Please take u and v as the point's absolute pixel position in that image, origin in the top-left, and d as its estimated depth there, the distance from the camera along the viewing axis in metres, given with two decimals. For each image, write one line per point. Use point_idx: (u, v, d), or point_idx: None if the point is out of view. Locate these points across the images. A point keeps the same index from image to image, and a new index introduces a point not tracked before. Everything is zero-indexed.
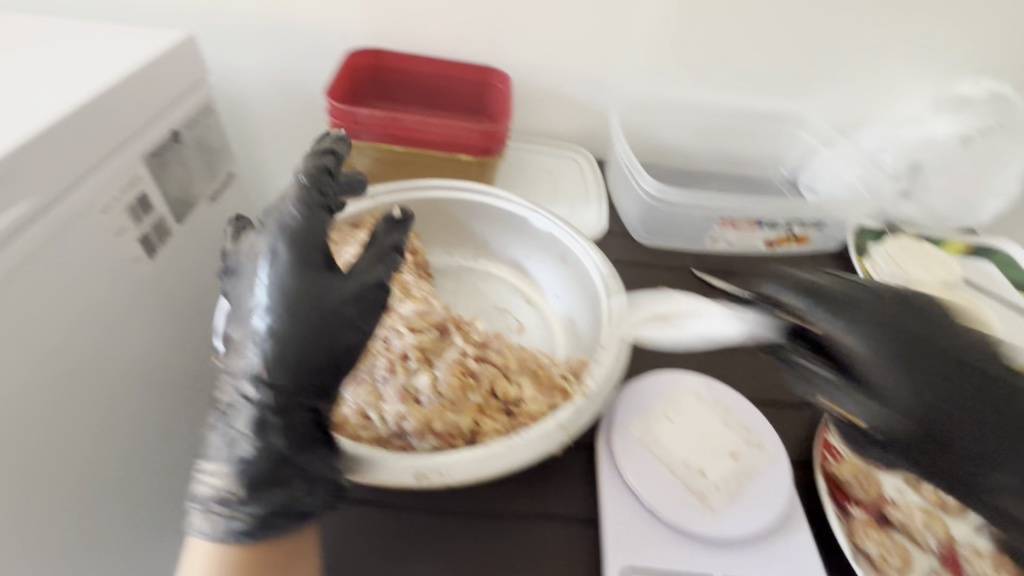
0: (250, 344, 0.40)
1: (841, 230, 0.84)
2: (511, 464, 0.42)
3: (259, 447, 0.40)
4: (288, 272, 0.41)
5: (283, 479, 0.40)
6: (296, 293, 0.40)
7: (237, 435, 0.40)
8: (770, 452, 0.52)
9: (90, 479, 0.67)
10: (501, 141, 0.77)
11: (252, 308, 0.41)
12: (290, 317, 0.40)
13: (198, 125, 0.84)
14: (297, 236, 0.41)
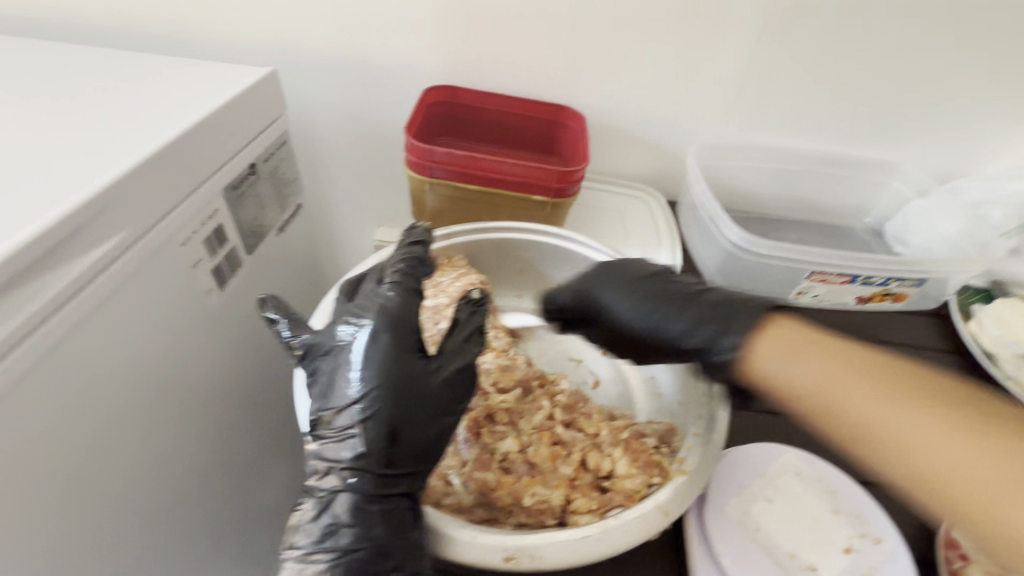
0: (347, 431, 0.40)
1: (943, 288, 0.77)
2: (609, 550, 0.38)
3: (357, 530, 0.40)
4: (386, 351, 0.41)
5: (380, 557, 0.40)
6: (394, 371, 0.41)
7: (335, 517, 0.40)
8: (889, 549, 0.46)
9: (152, 512, 0.66)
10: (576, 182, 0.75)
11: (343, 387, 0.41)
12: (388, 401, 0.40)
13: (275, 157, 0.85)
14: (395, 318, 0.43)
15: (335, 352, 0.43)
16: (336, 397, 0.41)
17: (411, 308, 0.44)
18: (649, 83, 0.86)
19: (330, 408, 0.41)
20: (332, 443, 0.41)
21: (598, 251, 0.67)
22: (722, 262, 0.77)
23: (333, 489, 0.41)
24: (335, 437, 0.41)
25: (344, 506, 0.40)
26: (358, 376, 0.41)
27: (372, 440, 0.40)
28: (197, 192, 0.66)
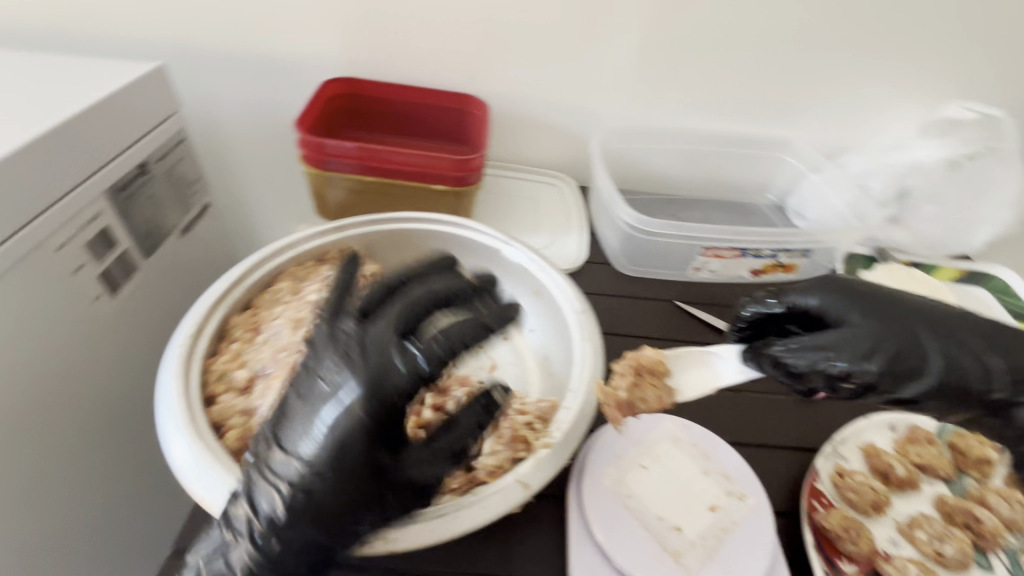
0: (280, 491, 0.36)
1: (831, 258, 0.81)
2: (466, 528, 0.40)
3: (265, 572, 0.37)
4: (343, 417, 0.36)
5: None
6: (337, 450, 0.36)
7: (253, 549, 0.37)
8: (751, 504, 0.49)
9: (42, 531, 0.63)
10: (476, 170, 0.75)
11: (295, 444, 0.37)
12: (330, 484, 0.36)
13: (170, 156, 0.82)
14: (370, 391, 0.35)
15: (306, 392, 0.38)
16: (288, 440, 0.37)
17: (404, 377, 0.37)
18: (552, 70, 0.87)
19: (280, 445, 0.38)
20: (273, 488, 0.37)
21: (492, 237, 0.67)
22: (624, 243, 0.80)
23: (246, 529, 0.37)
24: (271, 480, 0.37)
25: (270, 547, 0.37)
26: (314, 435, 0.36)
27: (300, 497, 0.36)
28: (71, 195, 0.63)
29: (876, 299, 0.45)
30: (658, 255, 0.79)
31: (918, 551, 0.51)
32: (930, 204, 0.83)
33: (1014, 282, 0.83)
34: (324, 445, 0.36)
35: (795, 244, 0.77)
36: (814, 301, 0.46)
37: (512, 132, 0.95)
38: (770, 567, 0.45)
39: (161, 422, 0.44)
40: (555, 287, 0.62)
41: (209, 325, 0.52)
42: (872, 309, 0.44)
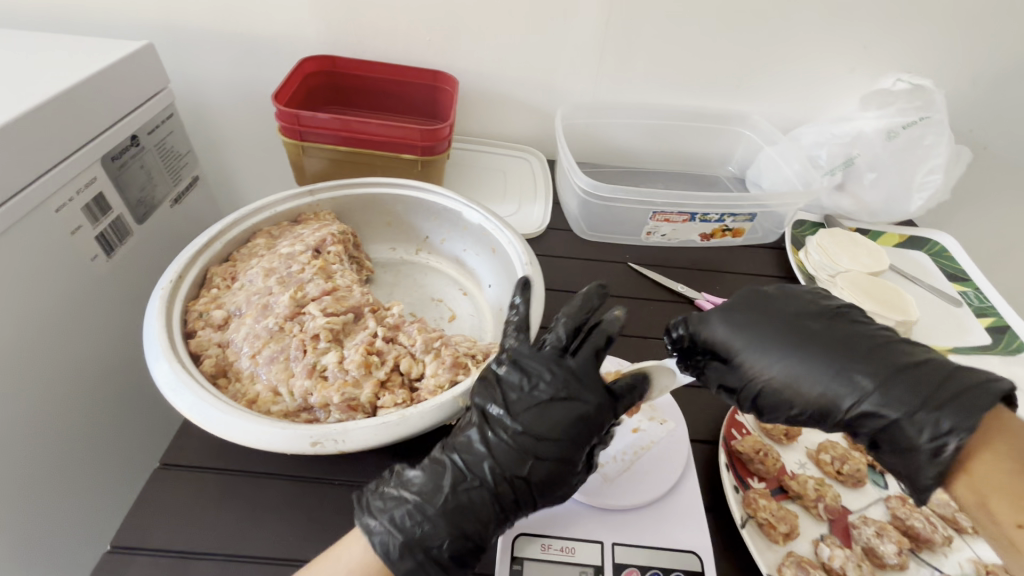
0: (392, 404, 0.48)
1: (778, 223, 0.87)
2: (406, 431, 0.45)
3: (439, 522, 0.41)
4: (548, 402, 0.44)
5: (467, 541, 0.42)
6: (564, 427, 0.44)
7: (438, 483, 0.43)
8: (670, 428, 0.55)
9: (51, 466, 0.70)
10: (443, 140, 0.80)
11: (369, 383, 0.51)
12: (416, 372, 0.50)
13: (160, 130, 0.87)
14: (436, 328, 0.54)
15: (540, 383, 0.45)
16: (521, 415, 0.44)
17: (580, 394, 0.45)
18: (519, 48, 0.92)
19: (506, 412, 0.45)
20: (498, 440, 0.44)
21: (454, 200, 0.73)
22: (581, 209, 0.85)
23: (479, 478, 0.43)
24: (501, 438, 0.44)
25: (479, 498, 0.43)
26: (547, 403, 0.44)
27: (540, 446, 0.44)
28: (68, 160, 0.68)
29: (784, 322, 0.51)
30: (614, 219, 0.85)
31: (819, 471, 0.57)
32: (873, 173, 0.88)
33: (951, 246, 0.88)
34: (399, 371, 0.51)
35: (741, 209, 0.82)
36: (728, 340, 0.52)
37: (483, 109, 1.01)
38: (680, 478, 0.51)
39: (147, 347, 0.50)
40: (507, 243, 0.68)
41: (192, 272, 0.59)
42: (771, 336, 0.50)
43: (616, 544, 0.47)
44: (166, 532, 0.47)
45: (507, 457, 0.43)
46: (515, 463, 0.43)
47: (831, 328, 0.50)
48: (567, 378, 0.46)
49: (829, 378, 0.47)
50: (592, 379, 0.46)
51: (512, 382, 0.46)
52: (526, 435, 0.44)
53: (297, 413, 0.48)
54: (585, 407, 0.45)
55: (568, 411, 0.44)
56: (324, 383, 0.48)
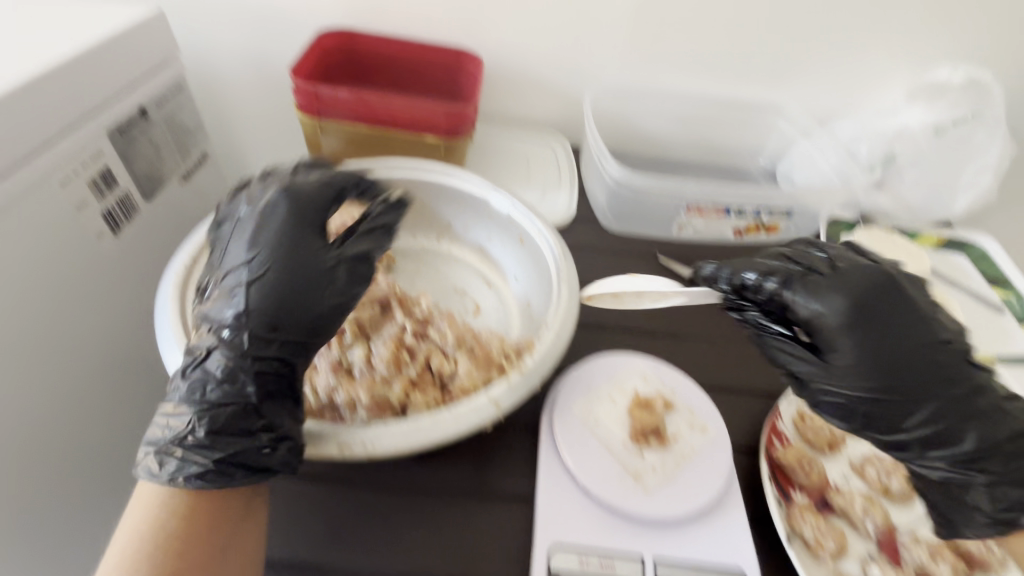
0: (230, 305, 0.42)
1: (812, 221, 0.83)
2: (436, 436, 0.42)
3: (217, 402, 0.40)
4: (263, 251, 0.44)
5: (244, 421, 0.40)
6: (285, 266, 0.43)
7: (200, 386, 0.40)
8: (711, 436, 0.52)
9: (55, 452, 0.67)
10: (468, 122, 0.76)
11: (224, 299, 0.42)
12: (267, 291, 0.42)
13: (169, 103, 0.83)
14: (295, 265, 0.43)
15: (249, 234, 0.45)
16: (243, 266, 0.44)
17: (858, 275, 0.48)
18: (548, 28, 0.88)
19: (233, 276, 0.44)
20: (219, 318, 0.42)
21: (480, 186, 0.70)
22: (610, 199, 0.82)
23: (210, 358, 0.41)
24: (230, 310, 0.42)
25: (212, 380, 0.40)
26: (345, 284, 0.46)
27: (271, 307, 0.42)
28: (73, 131, 0.64)
29: (894, 306, 0.47)
30: (643, 211, 0.81)
31: (867, 485, 0.54)
32: (914, 171, 0.84)
33: (993, 251, 0.85)
34: (255, 292, 0.42)
35: (777, 204, 0.79)
36: (817, 301, 0.47)
37: (506, 91, 0.96)
38: (723, 490, 0.49)
39: (160, 336, 0.47)
40: (537, 234, 0.64)
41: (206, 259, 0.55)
42: (872, 356, 0.46)
43: (657, 560, 0.44)
44: None
45: (812, 313, 0.47)
46: (842, 331, 0.46)
47: (926, 348, 0.47)
48: (854, 302, 0.47)
49: (883, 408, 0.47)
50: (305, 224, 0.45)
51: (246, 236, 0.45)
52: (258, 294, 0.42)
53: (320, 412, 0.45)
54: (868, 309, 0.47)
55: (892, 300, 0.47)
56: (350, 380, 0.45)
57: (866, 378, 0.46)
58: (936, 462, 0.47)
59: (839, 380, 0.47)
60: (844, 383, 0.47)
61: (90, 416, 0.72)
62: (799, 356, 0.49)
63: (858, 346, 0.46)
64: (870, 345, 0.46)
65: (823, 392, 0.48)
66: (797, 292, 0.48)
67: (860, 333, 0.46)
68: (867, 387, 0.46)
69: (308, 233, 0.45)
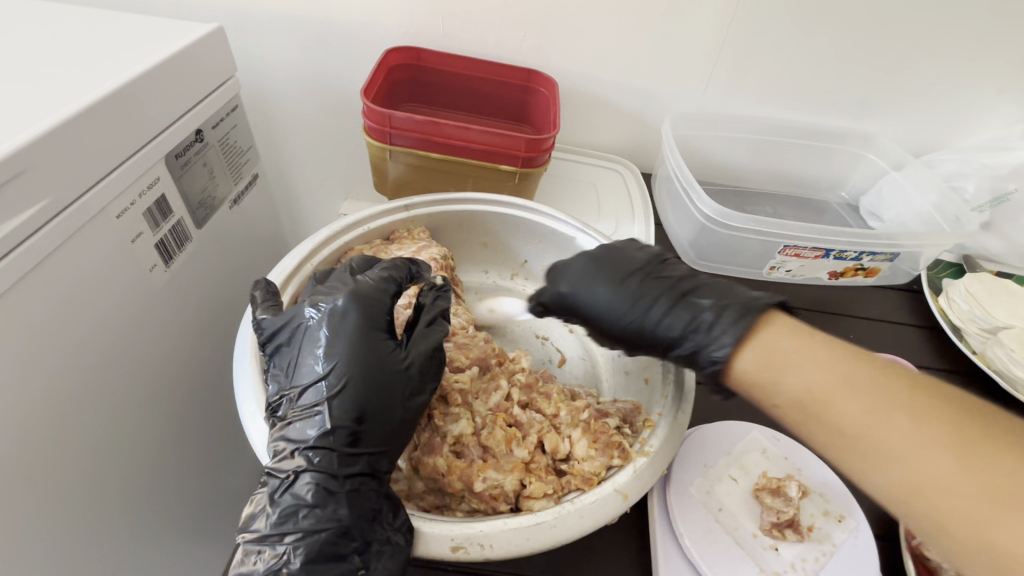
0: (312, 391, 0.37)
1: (914, 261, 0.76)
2: (562, 537, 0.36)
3: (312, 530, 0.33)
4: (333, 342, 0.38)
5: (346, 545, 0.34)
6: (362, 356, 0.37)
7: (283, 507, 0.34)
8: (851, 527, 0.45)
9: (110, 501, 0.63)
10: (545, 152, 0.71)
11: (308, 374, 0.37)
12: (351, 361, 0.37)
13: (224, 124, 0.79)
14: (365, 305, 0.39)
15: (314, 326, 0.39)
16: (313, 361, 0.37)
17: (582, 264, 0.49)
18: (625, 50, 0.82)
19: (300, 377, 0.38)
20: (296, 421, 0.36)
21: (567, 225, 0.63)
22: (695, 237, 0.76)
23: (295, 473, 0.35)
24: (304, 413, 0.36)
25: (302, 497, 0.34)
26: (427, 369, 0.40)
27: (351, 405, 0.36)
28: (133, 159, 0.60)
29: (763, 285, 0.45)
30: (733, 250, 0.74)
31: None
32: None
33: None
34: (340, 355, 0.37)
35: (881, 249, 0.72)
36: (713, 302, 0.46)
37: (574, 115, 0.91)
38: None
39: (239, 398, 0.42)
40: None
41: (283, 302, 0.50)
42: (591, 299, 0.48)
43: None
44: None
45: (553, 296, 0.50)
46: (559, 303, 0.51)
47: (608, 287, 0.48)
48: (562, 278, 0.50)
49: (619, 334, 0.48)
50: (372, 308, 0.40)
51: (310, 328, 0.39)
52: (333, 392, 0.36)
53: (421, 495, 0.40)
54: (582, 273, 0.49)
55: (595, 282, 0.48)
56: (455, 462, 0.39)
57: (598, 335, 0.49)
58: None
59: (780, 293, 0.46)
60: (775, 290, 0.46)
61: (142, 458, 0.68)
62: (689, 320, 0.44)
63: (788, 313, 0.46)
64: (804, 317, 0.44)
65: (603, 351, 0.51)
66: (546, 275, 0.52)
67: (606, 308, 0.48)
68: (608, 341, 0.49)
69: (379, 320, 0.40)
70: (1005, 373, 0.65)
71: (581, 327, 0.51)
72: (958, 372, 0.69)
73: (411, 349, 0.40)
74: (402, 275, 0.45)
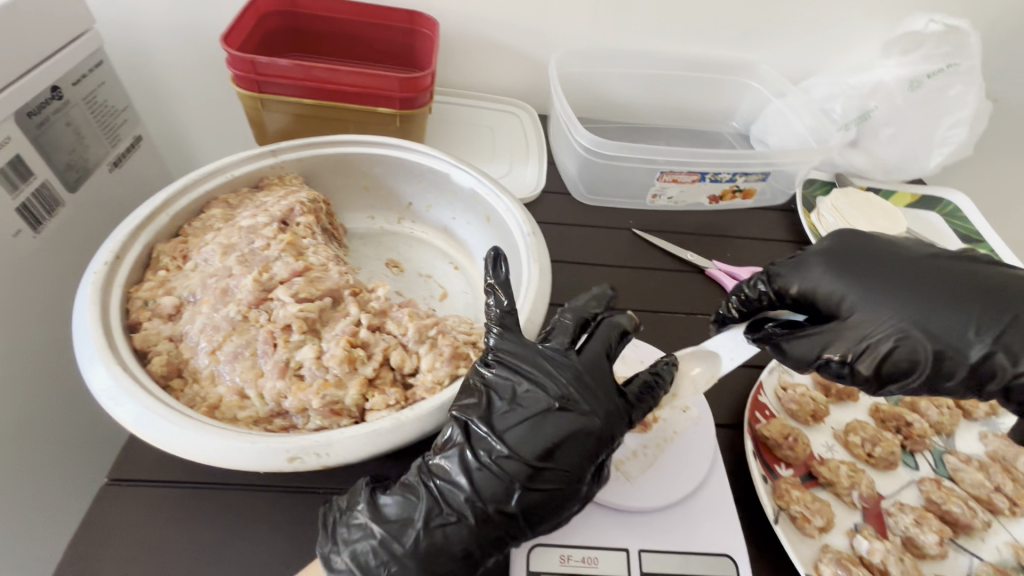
0: (454, 462, 0.39)
1: (790, 183, 0.80)
2: (399, 440, 0.38)
3: (411, 562, 0.36)
4: (539, 415, 0.39)
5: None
6: (523, 431, 0.38)
7: (401, 512, 0.38)
8: (693, 415, 0.50)
9: None
10: (425, 91, 0.69)
11: (491, 436, 0.38)
12: (521, 436, 0.38)
13: (93, 81, 0.71)
14: (573, 363, 0.41)
15: (529, 395, 0.39)
16: (510, 434, 0.38)
17: (822, 243, 0.48)
18: None
19: (494, 434, 0.38)
20: (479, 470, 0.38)
21: (440, 160, 0.64)
22: (581, 169, 0.77)
23: (458, 513, 0.37)
24: (487, 467, 0.38)
25: (454, 536, 0.37)
26: (542, 426, 0.38)
27: (529, 478, 0.37)
28: None
29: (866, 265, 0.45)
30: (616, 180, 0.76)
31: (850, 455, 0.53)
32: (889, 127, 0.82)
33: (966, 206, 0.84)
34: (506, 426, 0.39)
35: (753, 169, 0.75)
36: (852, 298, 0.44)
37: (466, 58, 0.89)
38: (709, 471, 0.47)
39: (76, 344, 0.41)
40: (504, 210, 0.60)
41: (132, 251, 0.49)
42: (881, 286, 0.43)
43: (642, 551, 0.42)
44: (117, 563, 0.40)
45: (838, 288, 0.44)
46: (840, 287, 0.44)
47: (913, 260, 0.45)
48: (828, 258, 0.46)
49: (936, 326, 0.42)
50: (598, 386, 0.41)
51: (503, 392, 0.40)
52: (511, 462, 0.38)
53: (270, 419, 0.41)
54: (842, 251, 0.46)
55: (886, 258, 0.45)
56: (299, 383, 0.41)
57: (915, 321, 0.42)
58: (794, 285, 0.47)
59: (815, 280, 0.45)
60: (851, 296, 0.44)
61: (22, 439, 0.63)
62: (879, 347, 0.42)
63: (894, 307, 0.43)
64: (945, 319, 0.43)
65: (923, 346, 0.41)
66: (788, 279, 0.46)
67: (902, 307, 0.42)
68: (912, 333, 0.42)
69: (606, 389, 0.41)
70: None
71: (867, 330, 0.42)
72: None
73: (619, 410, 0.41)
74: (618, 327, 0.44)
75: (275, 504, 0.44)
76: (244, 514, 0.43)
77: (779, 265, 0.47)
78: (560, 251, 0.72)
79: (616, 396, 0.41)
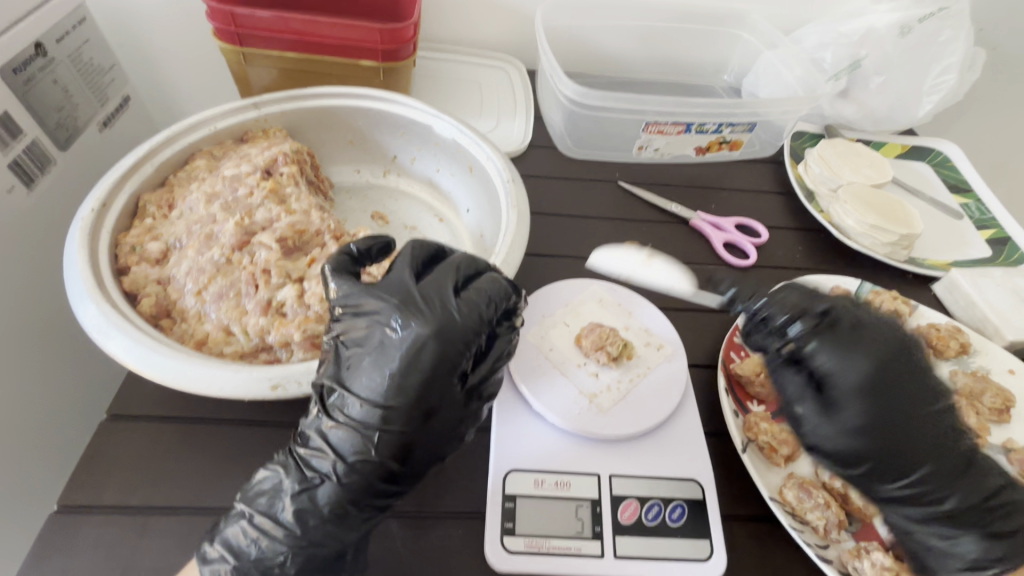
0: (346, 413, 0.37)
1: (778, 135, 0.80)
2: None
3: (281, 536, 0.37)
4: (387, 354, 0.36)
5: (322, 549, 0.37)
6: (420, 369, 0.36)
7: (274, 490, 0.38)
8: (666, 352, 0.52)
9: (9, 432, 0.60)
10: (407, 42, 0.68)
11: (355, 391, 0.36)
12: (415, 381, 0.36)
13: (77, 35, 0.67)
14: (439, 331, 0.36)
15: (368, 335, 0.37)
16: (358, 383, 0.37)
17: (875, 333, 0.44)
18: None
19: (346, 386, 0.37)
20: (336, 430, 0.37)
21: (422, 111, 0.64)
22: (567, 122, 0.77)
23: (323, 475, 0.37)
24: (343, 425, 0.37)
25: (323, 498, 0.37)
26: (388, 361, 0.36)
27: (397, 415, 0.36)
28: None
29: (899, 391, 0.42)
30: (602, 133, 0.77)
31: None
32: (880, 76, 0.81)
33: (955, 155, 0.84)
34: (389, 378, 0.36)
35: (740, 120, 0.75)
36: (832, 363, 0.43)
37: (452, 15, 0.88)
38: (680, 403, 0.49)
39: (69, 284, 0.42)
40: (485, 158, 0.61)
41: (119, 199, 0.50)
42: (896, 410, 0.42)
43: (612, 476, 0.44)
44: (120, 488, 0.42)
45: (852, 379, 0.42)
46: (856, 395, 0.42)
47: (925, 410, 0.43)
48: (874, 358, 0.43)
49: (890, 464, 0.42)
50: (432, 310, 0.37)
51: (349, 341, 0.38)
52: (369, 409, 0.36)
53: (255, 354, 0.44)
54: (893, 360, 0.43)
55: (912, 390, 0.43)
56: (281, 319, 0.44)
57: (873, 455, 0.42)
58: (818, 353, 0.43)
59: (832, 362, 0.43)
60: (837, 376, 0.43)
61: (36, 395, 0.63)
62: (836, 440, 0.43)
63: (876, 408, 0.42)
64: (909, 455, 0.41)
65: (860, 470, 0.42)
66: (821, 351, 0.43)
67: (879, 426, 0.42)
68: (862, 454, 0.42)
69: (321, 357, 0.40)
70: (841, 225, 0.71)
71: (832, 430, 0.43)
72: (807, 229, 0.74)
73: (461, 318, 0.37)
74: (473, 266, 0.42)
75: (271, 432, 0.46)
76: (242, 445, 0.45)
77: (828, 335, 0.44)
78: (545, 203, 0.72)
79: (460, 312, 0.37)
